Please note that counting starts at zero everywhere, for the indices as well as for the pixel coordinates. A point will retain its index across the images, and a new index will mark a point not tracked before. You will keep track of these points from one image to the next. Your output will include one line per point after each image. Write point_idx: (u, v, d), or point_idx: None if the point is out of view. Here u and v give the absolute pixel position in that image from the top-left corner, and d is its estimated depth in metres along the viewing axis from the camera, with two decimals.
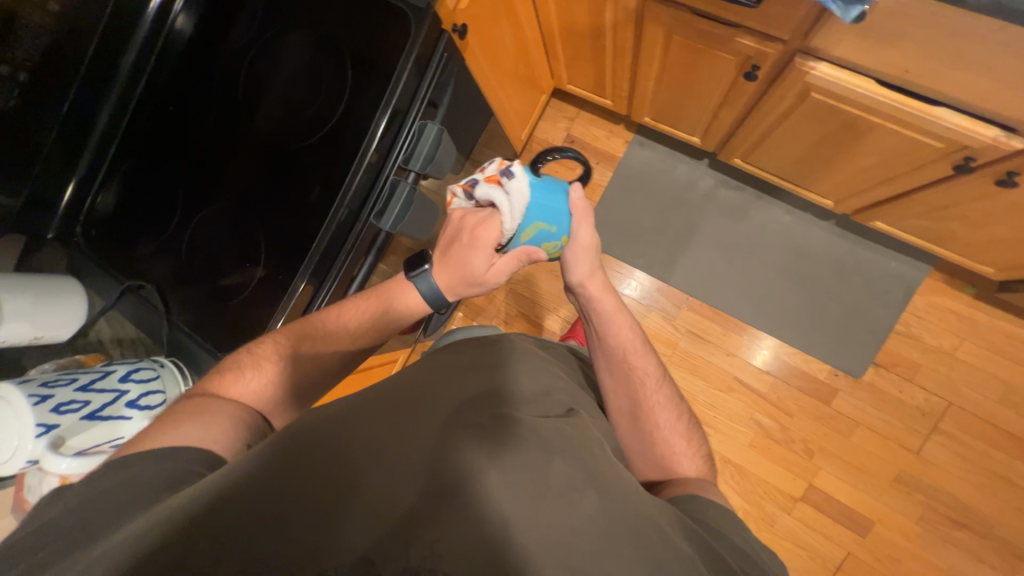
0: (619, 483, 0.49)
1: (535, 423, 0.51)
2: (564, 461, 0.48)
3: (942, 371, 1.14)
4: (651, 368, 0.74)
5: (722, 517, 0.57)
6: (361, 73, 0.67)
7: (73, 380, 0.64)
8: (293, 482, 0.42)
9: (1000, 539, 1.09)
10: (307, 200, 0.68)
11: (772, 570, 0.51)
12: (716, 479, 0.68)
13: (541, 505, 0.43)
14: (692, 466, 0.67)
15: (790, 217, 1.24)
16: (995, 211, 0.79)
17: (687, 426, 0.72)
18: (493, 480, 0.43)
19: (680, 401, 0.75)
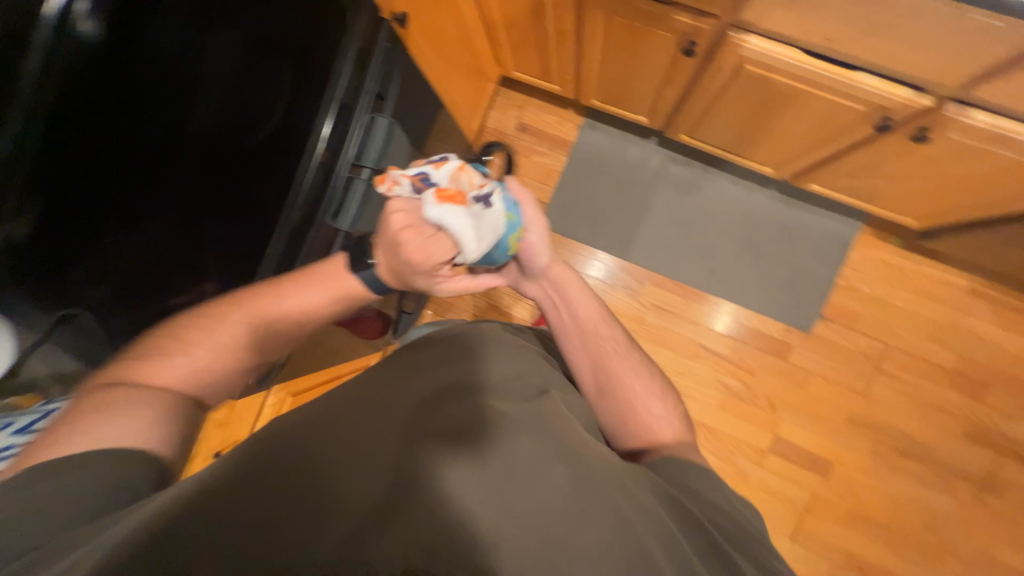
0: (588, 453, 0.53)
1: (505, 407, 0.54)
2: (533, 439, 0.50)
3: (879, 317, 1.24)
4: (619, 341, 0.78)
5: (697, 474, 0.60)
6: (301, 67, 0.65)
7: (8, 424, 0.57)
8: (262, 485, 0.40)
9: (939, 461, 1.21)
10: (255, 204, 0.65)
11: (741, 519, 0.56)
12: (694, 437, 0.71)
13: (512, 483, 0.45)
14: (669, 425, 0.70)
15: (735, 187, 1.30)
16: (913, 166, 0.86)
17: (661, 389, 0.76)
18: (462, 467, 0.45)
19: (651, 369, 0.78)
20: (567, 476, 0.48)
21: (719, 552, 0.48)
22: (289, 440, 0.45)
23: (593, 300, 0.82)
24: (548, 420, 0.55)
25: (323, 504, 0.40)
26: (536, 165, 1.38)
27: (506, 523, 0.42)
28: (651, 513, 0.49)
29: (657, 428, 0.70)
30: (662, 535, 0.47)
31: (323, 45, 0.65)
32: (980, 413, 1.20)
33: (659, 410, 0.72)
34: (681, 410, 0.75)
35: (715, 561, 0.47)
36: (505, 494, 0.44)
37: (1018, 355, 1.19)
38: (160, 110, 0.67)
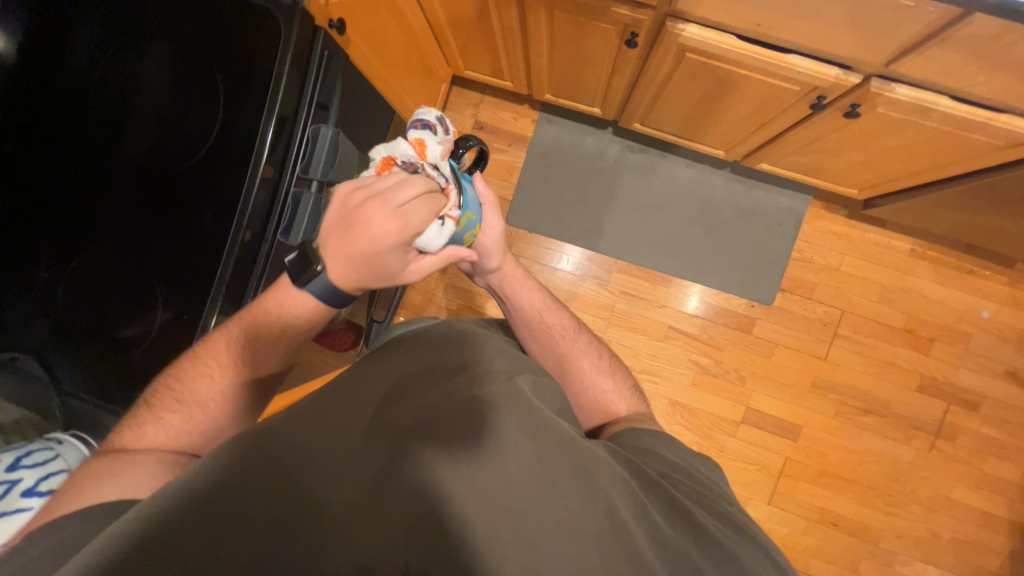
0: (559, 424, 0.56)
1: (475, 390, 0.56)
2: (507, 418, 0.53)
3: (833, 284, 1.30)
4: (570, 327, 0.83)
5: (654, 440, 0.69)
6: (234, 83, 0.62)
7: None
8: (244, 485, 0.44)
9: (896, 415, 1.29)
10: (201, 229, 0.62)
11: (695, 475, 0.64)
12: (643, 402, 0.82)
13: (486, 466, 0.49)
14: (622, 400, 0.80)
15: (691, 170, 1.33)
16: (850, 140, 0.91)
17: (610, 364, 0.84)
18: (437, 457, 0.49)
19: (600, 349, 0.85)
20: (539, 450, 0.51)
21: (679, 506, 0.54)
22: (269, 447, 0.47)
23: (537, 289, 0.84)
24: (520, 395, 0.57)
25: (305, 509, 0.44)
26: (497, 162, 1.38)
27: (480, 506, 0.47)
28: (618, 477, 0.53)
29: (608, 407, 0.79)
30: (627, 498, 0.52)
31: (255, 57, 0.62)
32: (930, 366, 1.28)
33: (610, 387, 0.81)
34: (630, 380, 0.84)
35: (676, 513, 0.53)
36: (478, 477, 0.48)
37: (959, 308, 1.28)
38: (85, 135, 0.63)
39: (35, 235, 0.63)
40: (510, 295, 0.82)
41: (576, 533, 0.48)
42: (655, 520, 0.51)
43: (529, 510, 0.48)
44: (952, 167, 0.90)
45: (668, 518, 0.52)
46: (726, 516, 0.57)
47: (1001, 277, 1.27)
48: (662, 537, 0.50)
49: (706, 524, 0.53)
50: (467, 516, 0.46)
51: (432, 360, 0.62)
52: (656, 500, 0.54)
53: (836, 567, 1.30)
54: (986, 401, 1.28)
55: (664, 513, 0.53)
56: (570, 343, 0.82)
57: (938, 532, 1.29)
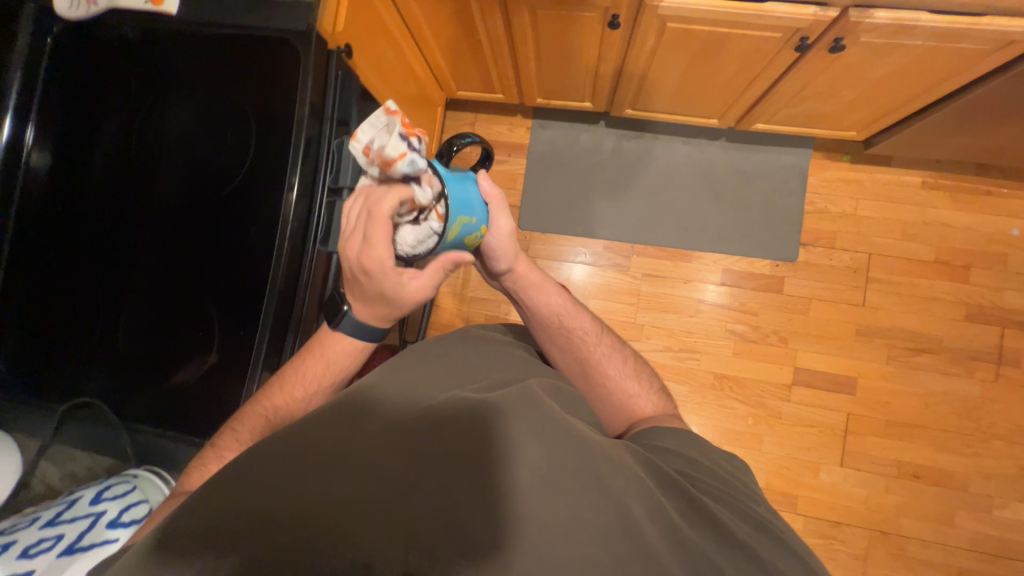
0: (574, 424, 0.54)
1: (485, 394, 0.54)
2: (518, 419, 0.51)
3: (853, 230, 1.30)
4: (586, 328, 0.82)
5: (677, 439, 0.65)
6: (259, 115, 0.67)
7: (39, 519, 0.58)
8: (251, 494, 0.43)
9: (951, 348, 1.25)
10: (247, 250, 0.66)
11: (716, 470, 0.59)
12: (672, 409, 0.77)
13: (493, 468, 0.47)
14: (648, 403, 0.77)
15: (688, 146, 1.37)
16: (840, 78, 0.94)
17: (635, 368, 0.81)
18: (443, 461, 0.47)
19: (619, 347, 0.84)
20: (553, 448, 0.49)
21: (700, 505, 0.51)
22: (278, 455, 0.46)
23: (557, 292, 0.83)
24: (531, 398, 0.55)
25: (311, 515, 0.42)
26: (500, 173, 1.43)
27: (491, 505, 0.45)
28: (634, 475, 0.50)
29: (635, 410, 0.76)
30: (643, 495, 0.49)
31: (278, 87, 0.67)
32: (973, 293, 1.25)
33: (632, 388, 0.78)
34: (653, 380, 0.82)
35: (696, 514, 0.50)
36: (490, 478, 0.46)
37: (986, 231, 1.26)
38: (133, 185, 0.70)
39: (96, 286, 0.69)
40: (526, 298, 0.82)
41: (589, 530, 0.45)
42: (673, 519, 0.48)
43: (539, 508, 0.45)
44: (948, 82, 0.92)
45: (686, 516, 0.50)
46: (751, 517, 0.52)
47: (1021, 192, 1.26)
48: (680, 535, 0.47)
49: (728, 525, 0.49)
50: (477, 514, 0.44)
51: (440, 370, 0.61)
52: (672, 497, 0.51)
53: (928, 523, 1.23)
54: None
55: (681, 512, 0.50)
56: (588, 344, 0.80)
57: None
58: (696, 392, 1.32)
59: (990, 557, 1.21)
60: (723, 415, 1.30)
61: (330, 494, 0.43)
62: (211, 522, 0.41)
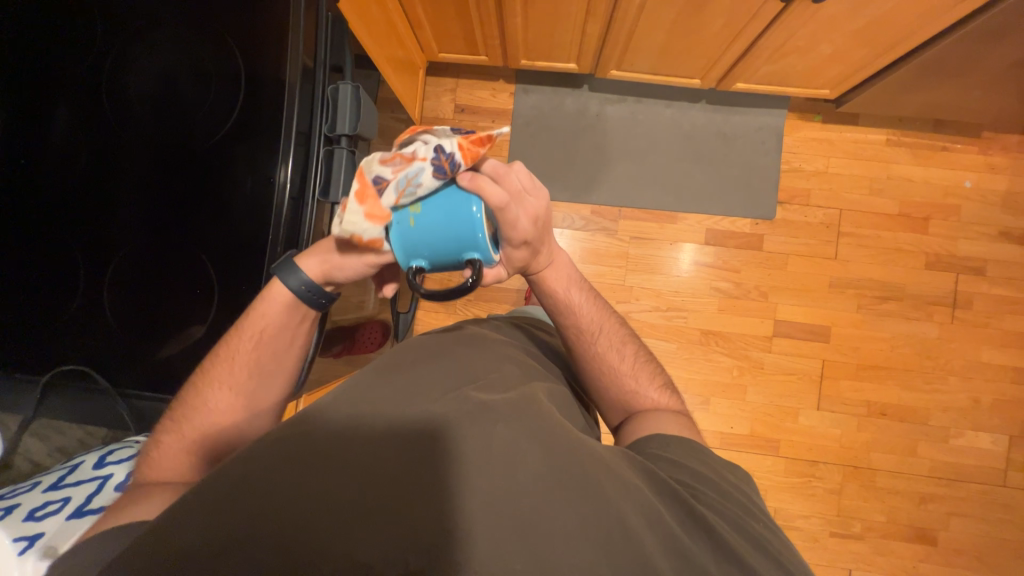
0: (572, 435, 0.55)
1: (485, 399, 0.55)
2: (516, 425, 0.51)
3: (826, 188, 1.37)
4: (592, 326, 0.76)
5: (681, 449, 0.62)
6: (247, 58, 0.62)
7: (37, 484, 0.60)
8: (248, 495, 0.42)
9: (913, 295, 1.35)
10: (242, 205, 0.62)
11: (713, 480, 0.58)
12: (677, 406, 0.75)
13: (493, 473, 0.46)
14: (653, 400, 0.74)
15: (670, 110, 1.39)
16: (817, 32, 0.97)
17: (642, 364, 0.78)
18: (443, 465, 0.46)
19: (627, 341, 0.79)
20: (552, 455, 0.49)
21: (697, 516, 0.51)
22: (276, 458, 0.45)
23: (567, 285, 0.75)
24: (533, 407, 0.56)
25: (309, 524, 0.40)
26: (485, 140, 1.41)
27: (490, 511, 0.44)
28: (632, 486, 0.50)
29: (638, 406, 0.74)
30: (641, 507, 0.48)
31: (268, 28, 0.62)
32: (931, 243, 1.35)
33: (637, 388, 0.75)
34: (658, 374, 0.79)
35: (694, 524, 0.50)
36: (489, 482, 0.45)
37: (943, 184, 1.35)
38: (106, 138, 0.64)
39: (75, 250, 0.64)
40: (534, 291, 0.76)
41: (589, 540, 0.44)
42: (670, 527, 0.48)
43: (538, 514, 0.45)
44: (917, 34, 0.97)
45: (682, 526, 0.50)
46: (748, 535, 0.51)
47: (973, 147, 1.35)
48: (677, 546, 0.47)
49: (725, 537, 0.49)
50: (477, 517, 0.43)
51: (439, 373, 0.60)
52: (669, 506, 0.51)
53: (894, 455, 1.34)
54: (989, 265, 1.35)
55: (678, 522, 0.50)
56: (594, 345, 0.75)
57: (979, 399, 1.34)
58: (684, 348, 1.36)
59: (947, 482, 1.33)
60: (709, 369, 1.36)
61: (324, 504, 0.42)
62: (209, 523, 0.40)
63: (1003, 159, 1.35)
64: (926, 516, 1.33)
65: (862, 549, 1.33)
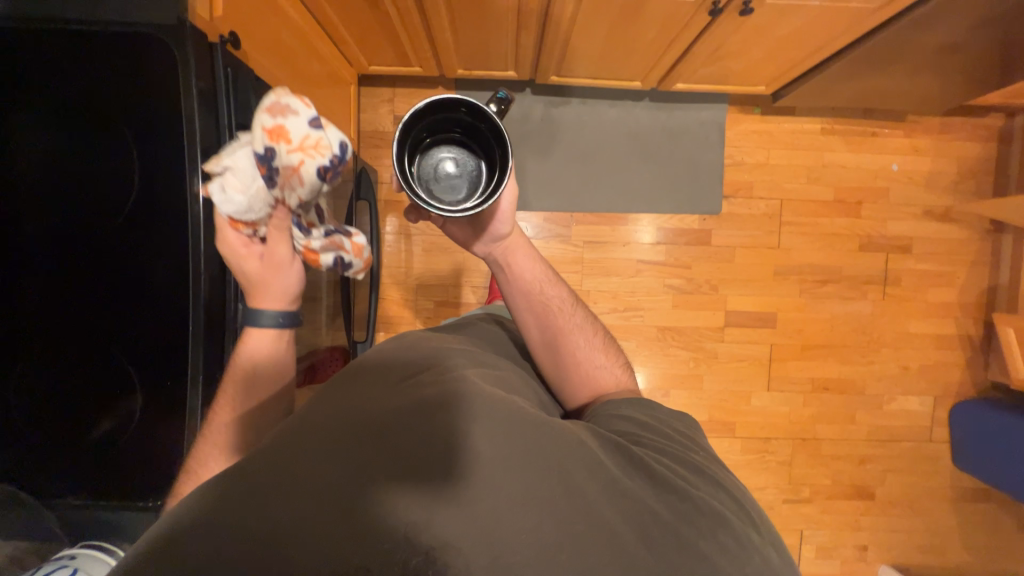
0: (516, 404, 0.50)
1: (424, 391, 0.48)
2: (452, 404, 0.46)
3: (767, 179, 1.41)
4: (568, 303, 0.82)
5: (630, 406, 0.65)
6: (143, 139, 0.59)
7: None
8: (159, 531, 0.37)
9: (849, 275, 1.43)
10: (163, 295, 0.61)
11: (659, 431, 0.60)
12: (636, 381, 0.80)
13: (430, 468, 0.41)
14: (614, 375, 0.78)
15: (614, 109, 1.37)
16: (747, 39, 0.98)
17: (603, 340, 0.82)
18: (373, 453, 0.41)
19: (595, 329, 0.83)
20: (499, 429, 0.45)
21: (640, 463, 0.50)
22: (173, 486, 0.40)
23: (537, 264, 0.83)
24: (474, 387, 0.50)
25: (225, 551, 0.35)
26: None
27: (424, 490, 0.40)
28: (575, 440, 0.48)
29: (599, 382, 0.77)
30: (593, 466, 0.46)
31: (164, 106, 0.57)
32: (864, 225, 1.43)
33: (601, 363, 0.79)
34: (623, 360, 0.82)
35: (636, 468, 0.49)
36: (417, 462, 0.41)
37: (873, 169, 1.42)
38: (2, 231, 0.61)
39: None
40: (509, 270, 0.81)
41: (542, 506, 0.42)
42: (616, 478, 0.47)
43: (485, 489, 0.41)
44: (845, 35, 0.98)
45: (627, 474, 0.48)
46: (685, 464, 0.54)
47: (899, 131, 1.41)
48: (629, 496, 0.46)
49: (665, 474, 0.50)
50: (427, 512, 0.38)
51: (376, 364, 0.55)
52: (618, 462, 0.49)
53: (836, 424, 1.46)
54: (915, 242, 1.44)
55: (623, 469, 0.49)
56: (564, 318, 0.80)
57: (908, 365, 1.46)
58: (643, 345, 1.41)
59: (882, 442, 1.47)
60: (668, 363, 1.42)
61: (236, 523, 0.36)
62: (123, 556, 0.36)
63: (926, 141, 1.42)
64: (866, 475, 1.47)
65: (810, 510, 1.46)
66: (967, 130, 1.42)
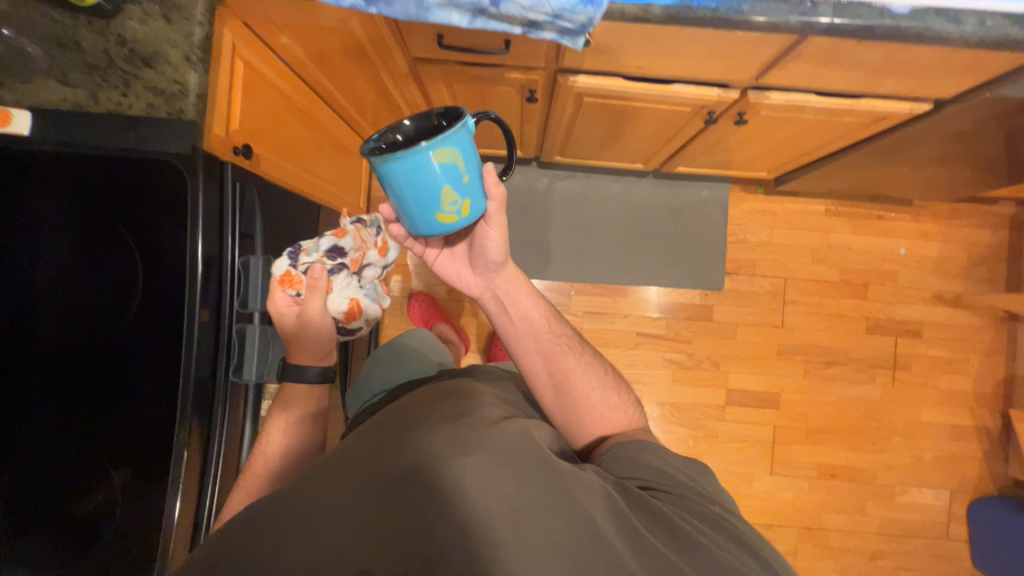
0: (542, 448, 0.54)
1: (462, 430, 0.53)
2: (491, 449, 0.50)
3: (770, 258, 1.40)
4: (572, 341, 0.77)
5: (651, 449, 0.64)
6: (148, 243, 0.63)
7: None
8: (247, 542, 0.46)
9: (855, 358, 1.40)
10: (149, 390, 0.63)
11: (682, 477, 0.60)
12: (646, 419, 0.76)
13: (468, 499, 0.47)
14: (625, 416, 0.74)
15: (618, 184, 1.40)
16: (744, 139, 1.00)
17: (612, 378, 0.77)
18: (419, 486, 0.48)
19: (603, 364, 0.78)
20: (525, 479, 0.49)
21: (661, 516, 0.51)
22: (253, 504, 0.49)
23: (538, 301, 0.78)
24: (510, 431, 0.54)
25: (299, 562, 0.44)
26: None
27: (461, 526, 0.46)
28: (597, 489, 0.51)
29: (608, 423, 0.73)
30: (609, 515, 0.49)
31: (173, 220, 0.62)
32: (871, 308, 1.40)
33: (610, 404, 0.74)
34: (632, 396, 0.78)
35: (657, 522, 0.51)
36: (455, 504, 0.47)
37: (879, 252, 1.40)
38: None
39: None
40: (508, 309, 0.77)
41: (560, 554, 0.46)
42: (635, 529, 0.49)
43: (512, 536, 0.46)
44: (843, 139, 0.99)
45: (647, 526, 0.51)
46: (703, 516, 0.54)
47: (905, 216, 1.41)
48: (642, 543, 0.49)
49: (686, 529, 0.51)
50: (463, 535, 0.46)
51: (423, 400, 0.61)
52: (637, 510, 0.52)
53: (844, 515, 1.39)
54: (925, 327, 1.40)
55: (643, 521, 0.51)
56: (569, 356, 0.75)
57: (921, 456, 1.39)
58: None
59: (894, 537, 1.38)
60: (667, 440, 1.38)
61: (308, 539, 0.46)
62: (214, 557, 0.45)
63: (934, 226, 1.41)
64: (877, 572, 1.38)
65: None
66: (977, 217, 1.40)
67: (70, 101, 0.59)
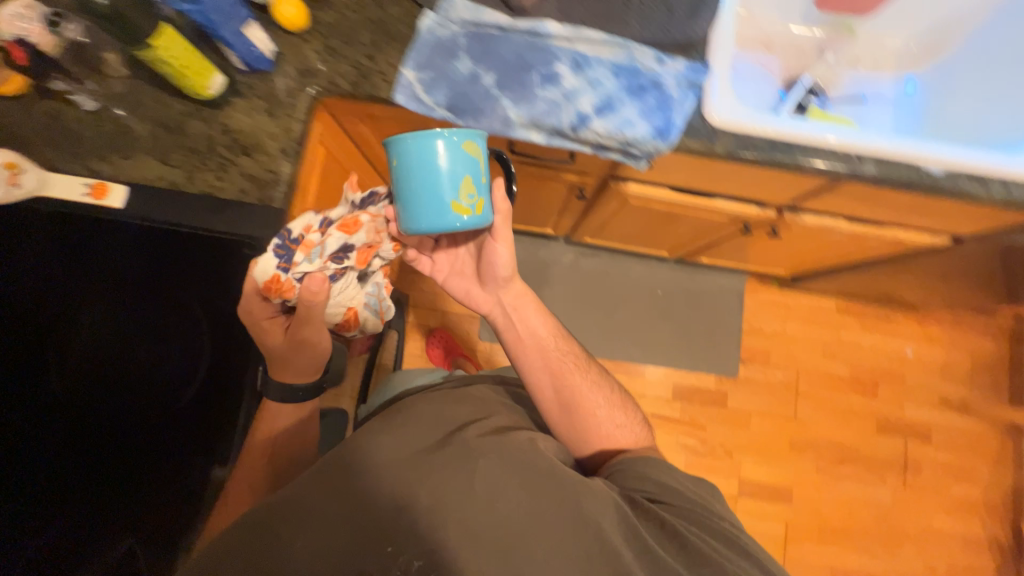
0: (545, 457, 0.55)
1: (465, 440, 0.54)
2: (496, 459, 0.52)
3: (784, 349, 1.44)
4: (578, 359, 0.75)
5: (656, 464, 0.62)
6: (208, 301, 0.69)
7: None
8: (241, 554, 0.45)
9: (866, 457, 1.40)
10: (199, 467, 0.68)
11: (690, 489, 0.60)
12: (654, 440, 0.72)
13: (472, 507, 0.48)
14: (632, 435, 0.70)
15: (640, 266, 1.46)
16: (771, 246, 1.06)
17: (620, 397, 0.74)
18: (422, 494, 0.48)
19: (610, 383, 0.75)
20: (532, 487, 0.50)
21: (669, 529, 0.53)
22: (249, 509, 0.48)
23: (545, 319, 0.77)
24: (512, 441, 0.56)
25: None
26: None
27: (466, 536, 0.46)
28: (601, 498, 0.52)
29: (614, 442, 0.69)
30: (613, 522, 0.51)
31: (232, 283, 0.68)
32: (881, 407, 1.42)
33: (617, 422, 0.71)
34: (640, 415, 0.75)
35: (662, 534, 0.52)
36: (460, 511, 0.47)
37: (888, 352, 1.45)
38: (34, 357, 0.66)
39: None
40: (515, 326, 0.76)
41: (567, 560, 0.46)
42: (643, 541, 0.50)
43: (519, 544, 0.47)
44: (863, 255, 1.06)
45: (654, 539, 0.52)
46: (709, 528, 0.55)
47: (912, 319, 1.47)
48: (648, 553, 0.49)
49: (695, 546, 0.51)
50: (466, 545, 0.46)
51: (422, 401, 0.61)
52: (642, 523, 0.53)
53: None
54: (933, 431, 1.42)
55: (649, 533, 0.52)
56: (575, 373, 0.72)
57: (933, 565, 1.36)
58: None
59: None
60: None
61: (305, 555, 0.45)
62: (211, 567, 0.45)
63: (939, 332, 1.47)
64: None
65: None
66: (978, 326, 1.47)
67: (166, 180, 0.63)
